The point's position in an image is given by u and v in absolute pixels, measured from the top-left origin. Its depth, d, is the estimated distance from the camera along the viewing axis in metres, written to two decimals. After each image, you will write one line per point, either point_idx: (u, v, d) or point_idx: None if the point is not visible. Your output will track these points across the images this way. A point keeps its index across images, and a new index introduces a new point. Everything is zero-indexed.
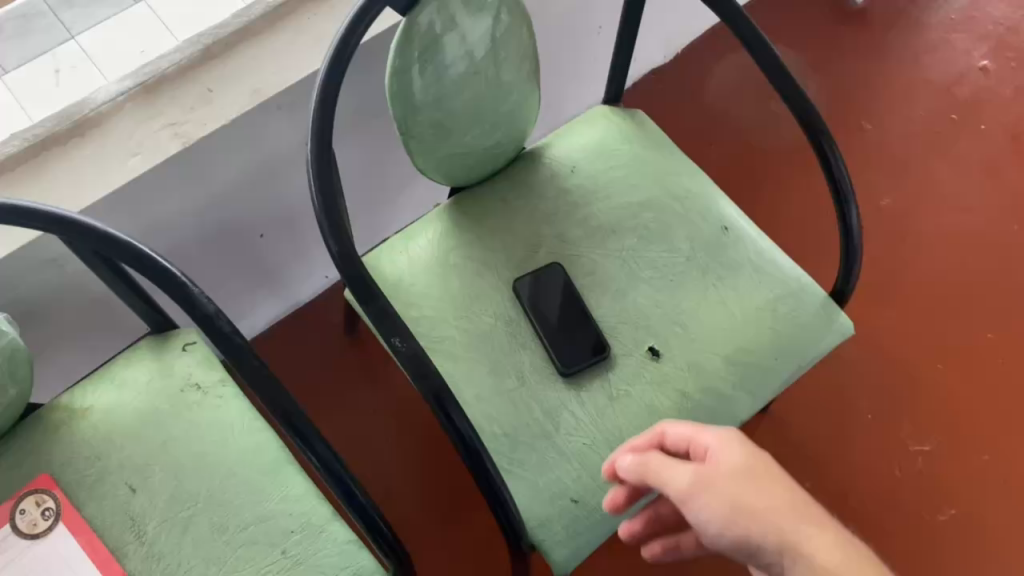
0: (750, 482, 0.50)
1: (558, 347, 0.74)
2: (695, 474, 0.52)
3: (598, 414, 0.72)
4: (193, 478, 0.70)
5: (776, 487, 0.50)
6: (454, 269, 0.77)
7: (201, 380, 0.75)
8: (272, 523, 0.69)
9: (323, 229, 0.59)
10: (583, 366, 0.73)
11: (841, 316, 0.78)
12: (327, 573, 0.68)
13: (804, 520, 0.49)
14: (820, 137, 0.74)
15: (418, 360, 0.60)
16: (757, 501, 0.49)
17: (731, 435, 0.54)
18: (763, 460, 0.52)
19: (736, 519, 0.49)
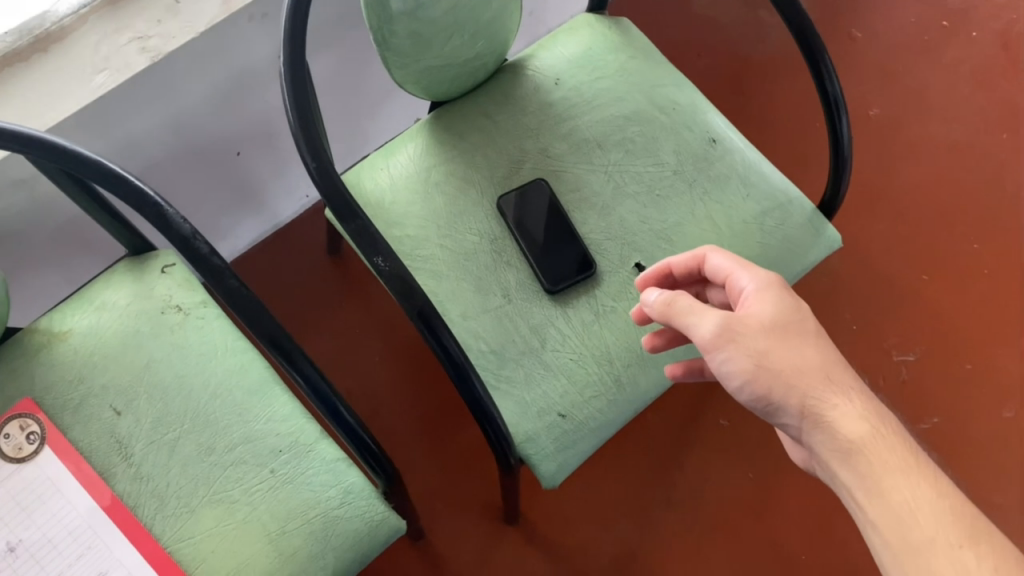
0: (782, 343, 0.56)
1: (546, 267, 0.73)
2: (723, 322, 0.57)
3: (584, 332, 0.72)
4: (179, 400, 0.70)
5: (805, 352, 0.56)
6: (436, 187, 0.76)
7: (183, 302, 0.74)
8: (259, 443, 0.69)
9: (300, 146, 0.57)
10: (571, 284, 0.73)
11: (829, 229, 0.78)
12: (317, 491, 0.69)
13: (831, 388, 0.56)
14: (812, 44, 0.71)
15: (403, 281, 0.59)
16: (785, 364, 0.56)
17: (767, 283, 0.60)
18: (792, 312, 0.58)
19: (762, 374, 0.56)
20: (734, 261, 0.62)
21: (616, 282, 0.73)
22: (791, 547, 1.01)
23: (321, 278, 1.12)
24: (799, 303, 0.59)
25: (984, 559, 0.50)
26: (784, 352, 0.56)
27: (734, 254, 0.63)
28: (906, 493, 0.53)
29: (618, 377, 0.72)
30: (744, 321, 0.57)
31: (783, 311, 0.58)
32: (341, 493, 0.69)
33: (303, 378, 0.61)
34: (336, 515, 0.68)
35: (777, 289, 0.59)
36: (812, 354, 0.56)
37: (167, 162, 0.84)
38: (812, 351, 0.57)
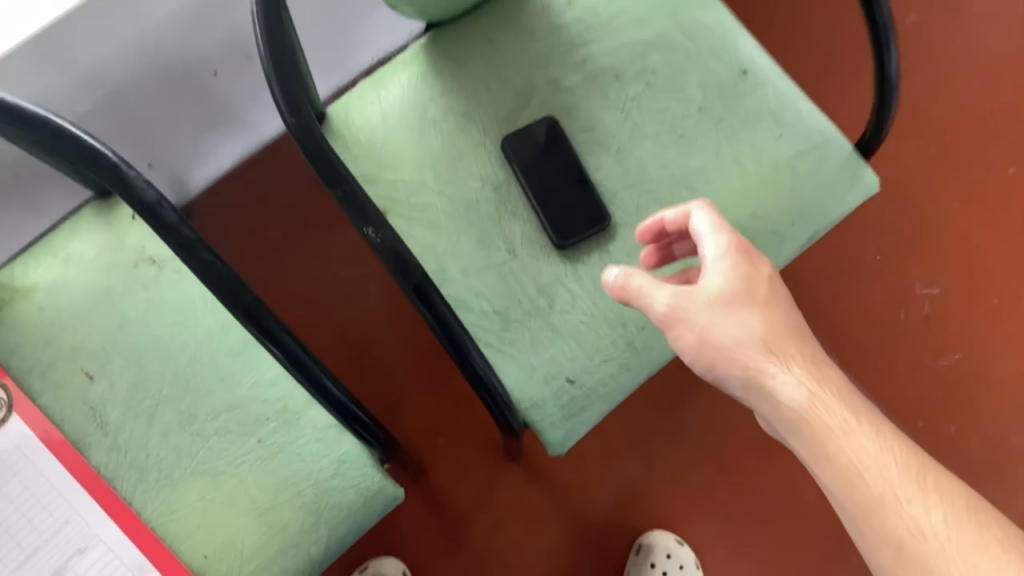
0: (726, 316, 0.52)
1: (555, 216, 0.66)
2: (672, 302, 0.53)
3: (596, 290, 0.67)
4: (156, 364, 0.65)
5: (751, 325, 0.51)
6: (435, 125, 0.68)
7: (156, 254, 0.67)
8: (244, 410, 0.64)
9: (277, 98, 0.50)
10: (583, 233, 0.66)
11: (867, 172, 0.70)
12: (308, 461, 0.64)
13: (773, 355, 0.51)
14: None
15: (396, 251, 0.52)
16: (729, 339, 0.51)
17: (728, 249, 0.54)
18: (749, 281, 0.53)
19: (708, 351, 0.52)
20: (712, 221, 0.55)
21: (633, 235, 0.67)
22: (799, 485, 0.99)
23: (311, 199, 1.04)
24: (762, 267, 0.53)
25: (946, 516, 0.47)
26: (725, 325, 0.51)
27: (712, 212, 0.56)
28: (858, 455, 0.48)
29: (631, 338, 0.66)
30: (692, 299, 0.52)
31: (732, 280, 0.52)
32: (335, 463, 0.64)
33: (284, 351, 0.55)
34: (329, 487, 0.64)
35: (738, 255, 0.53)
36: (759, 324, 0.51)
37: (136, 86, 0.76)
38: (760, 322, 0.51)
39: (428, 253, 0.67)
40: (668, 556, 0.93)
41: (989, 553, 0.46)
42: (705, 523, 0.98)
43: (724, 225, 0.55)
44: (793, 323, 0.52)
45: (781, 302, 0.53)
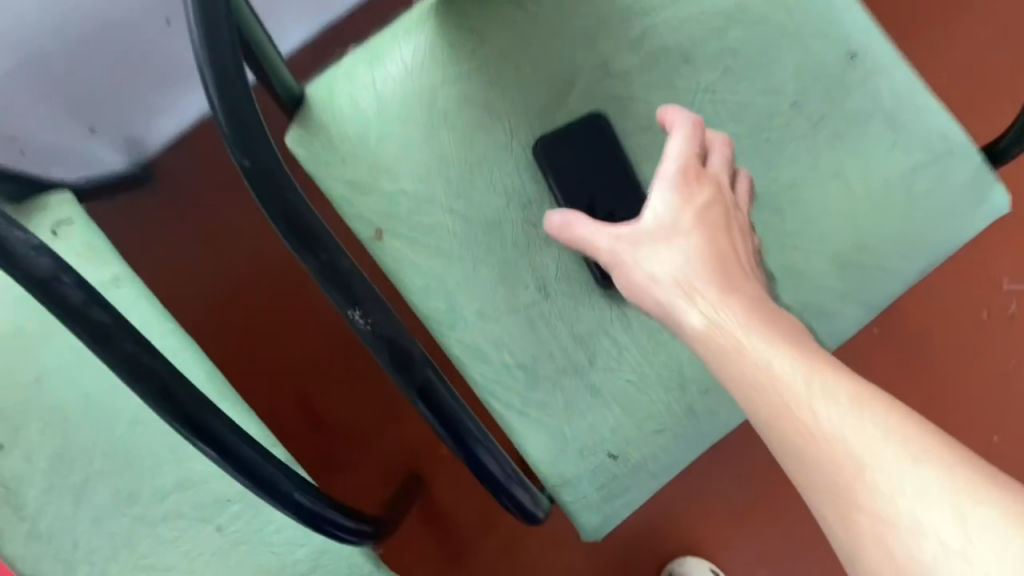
0: (651, 252, 0.42)
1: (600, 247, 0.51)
2: (611, 242, 0.43)
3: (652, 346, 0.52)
4: (85, 430, 0.50)
5: (672, 259, 0.41)
6: (447, 119, 0.51)
7: None
8: (200, 490, 0.51)
9: (227, 136, 0.35)
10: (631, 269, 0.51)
11: (999, 189, 0.55)
12: (281, 552, 0.51)
13: (680, 286, 0.41)
14: None
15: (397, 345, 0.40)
16: (646, 276, 0.42)
17: (673, 174, 0.43)
18: (692, 210, 0.42)
19: (628, 284, 0.43)
20: (677, 140, 0.44)
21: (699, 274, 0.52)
22: None
23: None
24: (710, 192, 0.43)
25: (848, 390, 0.35)
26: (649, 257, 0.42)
27: (686, 126, 0.44)
28: (743, 352, 0.37)
29: (691, 404, 0.52)
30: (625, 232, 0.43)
31: (667, 208, 0.43)
32: (314, 553, 0.52)
33: (237, 463, 0.40)
34: None
35: (679, 181, 0.43)
36: (683, 259, 0.41)
37: (63, 45, 0.58)
38: (686, 255, 0.41)
39: (436, 287, 0.51)
40: None
41: (890, 422, 0.34)
42: (743, 550, 0.85)
43: (690, 145, 0.44)
44: (730, 251, 0.42)
45: (722, 230, 0.42)
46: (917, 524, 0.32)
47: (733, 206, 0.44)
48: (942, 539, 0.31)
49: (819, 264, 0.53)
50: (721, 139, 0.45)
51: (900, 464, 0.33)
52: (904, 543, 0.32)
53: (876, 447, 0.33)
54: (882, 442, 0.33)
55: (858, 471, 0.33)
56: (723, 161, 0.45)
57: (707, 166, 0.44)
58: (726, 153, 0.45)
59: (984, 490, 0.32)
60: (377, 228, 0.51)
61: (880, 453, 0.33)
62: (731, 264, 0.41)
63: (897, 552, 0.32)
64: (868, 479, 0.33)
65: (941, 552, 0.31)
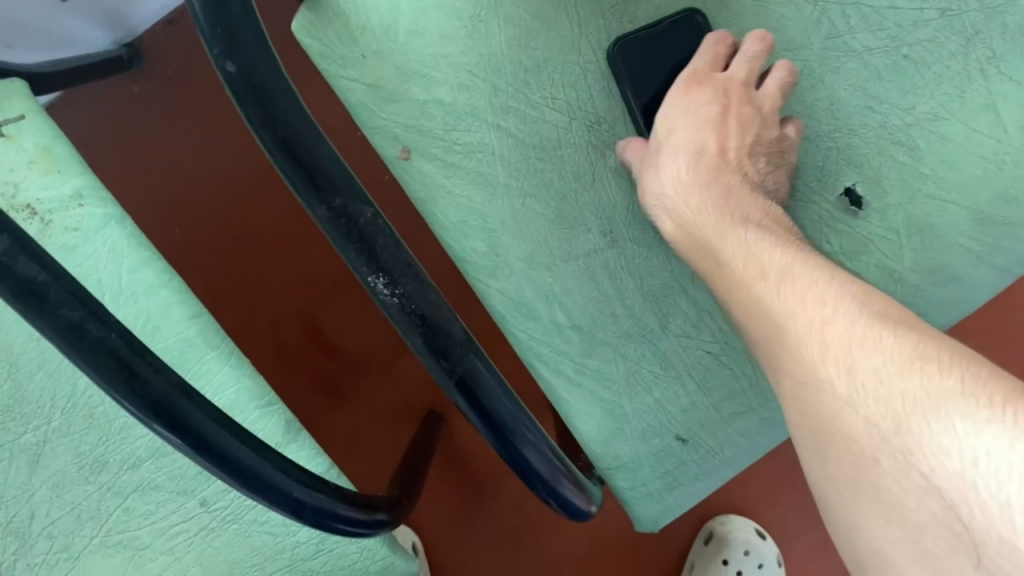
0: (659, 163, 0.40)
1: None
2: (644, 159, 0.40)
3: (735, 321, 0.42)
4: (39, 380, 0.40)
5: (666, 171, 0.40)
6: (499, 10, 0.39)
7: (39, 200, 0.41)
8: (181, 458, 0.42)
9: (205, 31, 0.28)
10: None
11: None
12: (278, 534, 0.43)
13: (672, 192, 0.40)
14: None
15: (427, 305, 0.31)
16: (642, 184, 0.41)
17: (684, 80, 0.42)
18: (695, 117, 0.41)
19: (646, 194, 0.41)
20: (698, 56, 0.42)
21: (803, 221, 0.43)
22: None
23: None
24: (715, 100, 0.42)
25: (776, 255, 0.35)
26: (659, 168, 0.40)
27: (712, 35, 0.42)
28: (699, 236, 0.39)
29: None
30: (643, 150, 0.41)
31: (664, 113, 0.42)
32: (316, 538, 0.43)
33: (222, 466, 0.30)
34: (308, 569, 0.43)
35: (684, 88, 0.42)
36: (674, 172, 0.40)
37: None
38: (681, 165, 0.41)
39: (476, 224, 0.41)
40: (745, 553, 0.73)
41: (809, 284, 0.33)
42: (792, 514, 0.75)
43: (704, 53, 0.42)
44: (722, 159, 0.42)
45: (722, 136, 0.42)
46: (820, 380, 0.32)
47: (743, 108, 0.42)
48: (839, 391, 0.31)
49: (954, 218, 0.43)
50: (760, 35, 0.41)
51: (808, 317, 0.33)
52: (822, 400, 0.32)
53: (794, 307, 0.33)
54: (794, 302, 0.33)
55: (779, 332, 0.34)
56: (749, 59, 0.41)
57: (728, 69, 0.42)
58: (759, 48, 0.41)
59: (882, 337, 0.30)
60: (405, 146, 0.40)
61: (796, 311, 0.33)
62: (723, 177, 0.41)
63: (815, 409, 0.32)
64: (793, 341, 0.33)
65: (837, 401, 0.31)
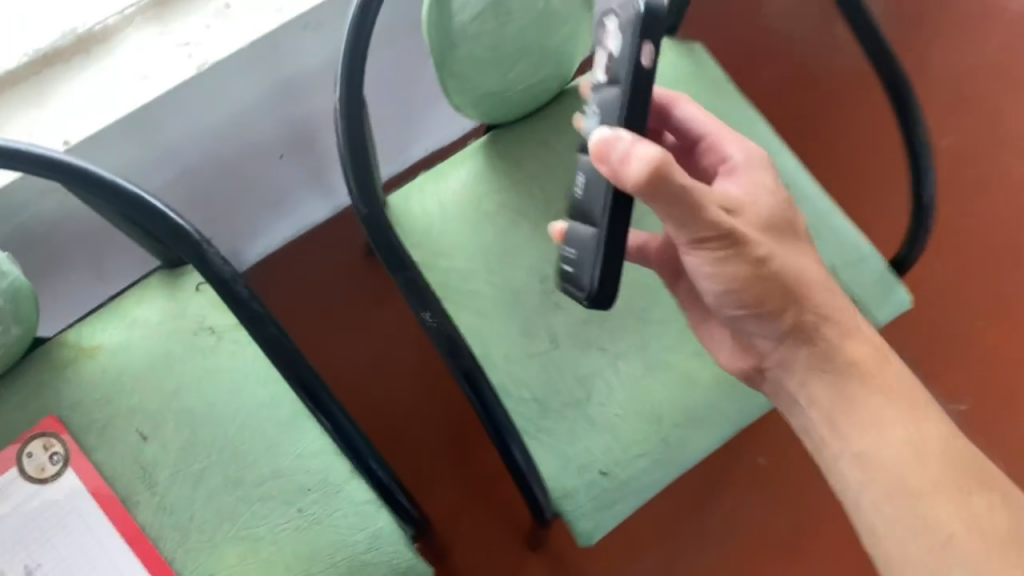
0: (783, 247, 0.57)
1: (583, 250, 0.52)
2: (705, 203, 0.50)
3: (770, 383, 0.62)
4: (207, 428, 0.67)
5: (802, 268, 0.57)
6: (488, 218, 0.72)
7: (216, 325, 0.70)
8: (289, 480, 0.67)
9: (351, 190, 0.55)
10: (562, 278, 0.55)
11: (900, 289, 0.73)
12: (343, 534, 0.66)
13: (840, 333, 0.58)
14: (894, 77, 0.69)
15: (448, 338, 0.58)
16: (758, 261, 0.54)
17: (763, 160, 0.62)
18: (788, 217, 0.58)
19: (753, 282, 0.55)
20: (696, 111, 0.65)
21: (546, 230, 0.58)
22: None
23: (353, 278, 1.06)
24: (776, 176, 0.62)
25: (930, 439, 0.55)
26: (788, 258, 0.56)
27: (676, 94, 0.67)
28: (874, 399, 0.56)
29: (665, 435, 0.68)
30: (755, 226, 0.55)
31: (813, 270, 0.58)
32: (369, 538, 0.66)
33: None
34: (361, 560, 0.65)
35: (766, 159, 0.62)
36: (805, 269, 0.57)
37: (212, 164, 0.80)
38: (807, 266, 0.57)
39: (472, 337, 0.69)
40: None
41: (949, 478, 0.54)
42: None
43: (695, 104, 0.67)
44: (835, 289, 0.59)
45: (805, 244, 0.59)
46: (966, 557, 0.52)
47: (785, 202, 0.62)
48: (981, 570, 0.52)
49: None
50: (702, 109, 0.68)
51: (926, 444, 0.55)
52: (918, 497, 0.54)
53: (939, 493, 0.54)
54: (928, 470, 0.54)
55: (924, 501, 0.54)
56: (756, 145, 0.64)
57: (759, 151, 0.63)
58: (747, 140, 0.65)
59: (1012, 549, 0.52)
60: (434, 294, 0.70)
61: (945, 501, 0.54)
62: (883, 354, 0.58)
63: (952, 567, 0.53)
64: (941, 518, 0.53)
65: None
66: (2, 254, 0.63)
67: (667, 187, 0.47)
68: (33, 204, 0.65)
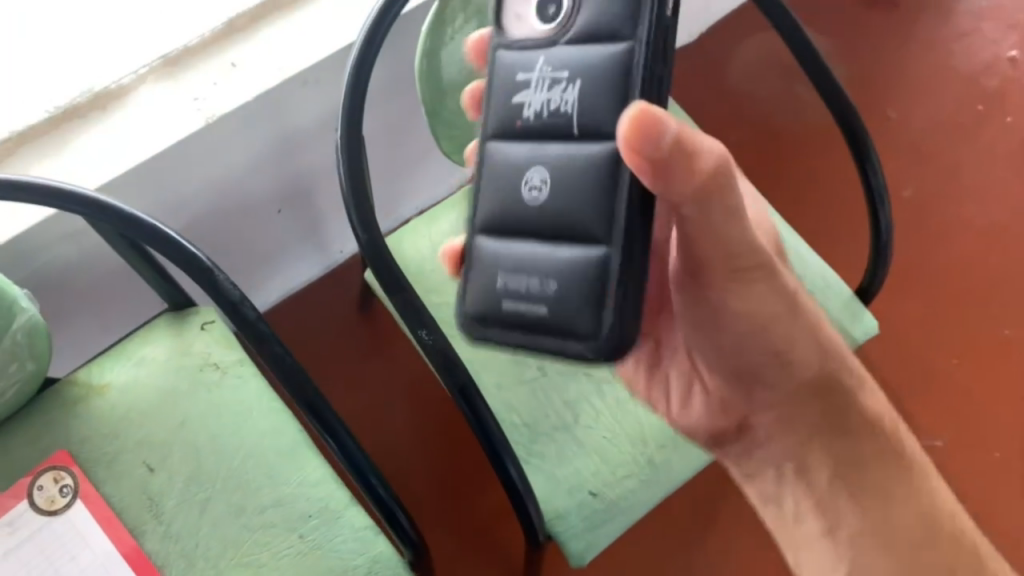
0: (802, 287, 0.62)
1: (592, 296, 0.49)
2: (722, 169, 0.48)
3: (748, 440, 0.66)
4: (212, 459, 0.70)
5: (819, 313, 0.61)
6: None
7: (220, 361, 0.74)
8: (290, 507, 0.69)
9: (352, 218, 0.60)
10: (552, 337, 0.50)
11: (867, 316, 0.78)
12: (344, 559, 0.67)
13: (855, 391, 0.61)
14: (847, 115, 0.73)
15: (444, 354, 0.61)
16: (791, 291, 0.58)
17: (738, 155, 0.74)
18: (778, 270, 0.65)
19: (783, 314, 0.58)
20: None
21: (473, 301, 0.53)
22: None
23: (349, 332, 1.11)
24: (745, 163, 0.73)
25: (928, 503, 0.59)
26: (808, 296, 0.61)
27: None
28: (885, 460, 0.60)
29: (651, 457, 0.71)
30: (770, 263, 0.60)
31: (816, 327, 0.60)
32: (368, 563, 0.67)
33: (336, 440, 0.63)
34: None
35: None
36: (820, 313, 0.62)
37: (215, 216, 0.85)
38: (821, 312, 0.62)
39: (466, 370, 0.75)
40: None
41: (942, 539, 0.58)
42: None
43: None
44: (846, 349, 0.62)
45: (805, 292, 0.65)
46: None
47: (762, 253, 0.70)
48: None
49: None
50: None
51: (923, 508, 0.59)
52: (909, 553, 0.57)
53: (931, 552, 0.57)
54: (920, 528, 0.58)
55: (914, 556, 0.57)
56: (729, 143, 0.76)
57: None
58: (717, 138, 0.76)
59: None
60: None
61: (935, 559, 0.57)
62: (892, 421, 0.62)
63: None
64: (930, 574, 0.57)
65: None
66: (24, 294, 0.66)
67: (681, 151, 0.45)
68: (51, 248, 0.70)
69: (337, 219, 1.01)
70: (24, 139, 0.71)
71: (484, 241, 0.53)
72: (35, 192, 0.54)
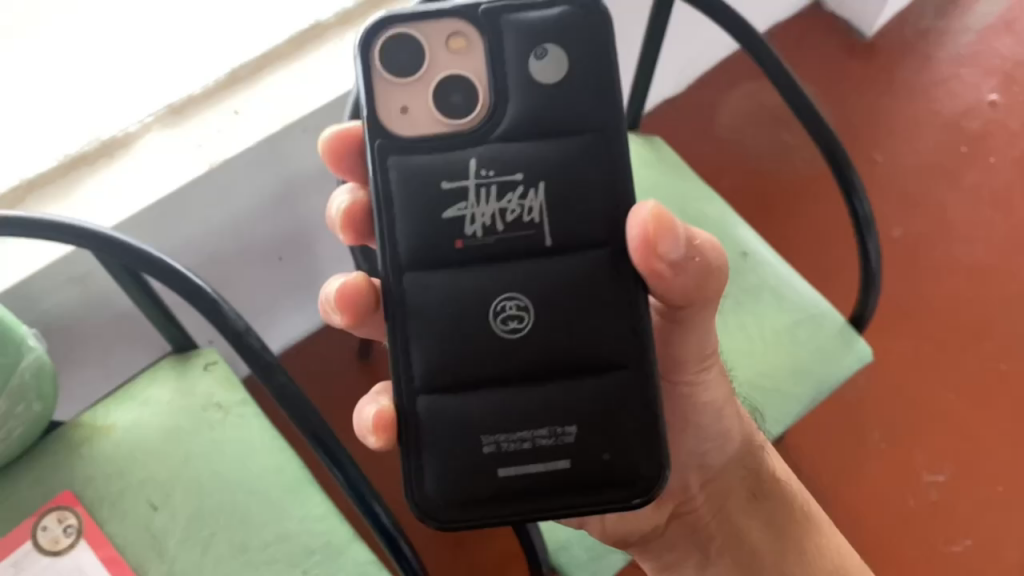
0: None
1: (602, 425, 0.51)
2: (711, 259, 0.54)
3: (675, 532, 0.68)
4: (215, 495, 0.70)
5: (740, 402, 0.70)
6: None
7: (223, 401, 0.75)
8: (293, 542, 0.69)
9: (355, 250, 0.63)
10: (594, 487, 0.50)
11: (860, 342, 0.79)
12: None
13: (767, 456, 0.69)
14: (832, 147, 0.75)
15: None
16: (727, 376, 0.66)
17: None
18: None
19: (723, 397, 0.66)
20: None
21: (446, 480, 0.50)
22: None
23: (351, 380, 1.12)
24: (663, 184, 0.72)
25: (837, 546, 0.65)
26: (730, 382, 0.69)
27: None
28: (797, 515, 0.66)
29: None
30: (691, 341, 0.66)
31: (734, 400, 0.68)
32: None
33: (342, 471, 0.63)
34: None
35: None
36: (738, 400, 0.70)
37: (217, 262, 0.87)
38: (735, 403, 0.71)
39: None
40: None
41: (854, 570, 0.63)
42: None
43: None
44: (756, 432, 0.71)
45: None
46: None
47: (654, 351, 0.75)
48: None
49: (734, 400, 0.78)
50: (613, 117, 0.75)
51: (835, 551, 0.64)
52: None
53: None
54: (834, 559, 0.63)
55: None
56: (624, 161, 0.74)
57: None
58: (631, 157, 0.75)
59: None
60: None
61: None
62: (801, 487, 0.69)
63: None
64: None
65: None
66: (31, 335, 0.67)
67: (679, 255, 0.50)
68: (56, 292, 0.71)
69: (337, 266, 1.03)
70: (34, 185, 0.73)
71: (441, 398, 0.50)
72: (46, 226, 0.55)
